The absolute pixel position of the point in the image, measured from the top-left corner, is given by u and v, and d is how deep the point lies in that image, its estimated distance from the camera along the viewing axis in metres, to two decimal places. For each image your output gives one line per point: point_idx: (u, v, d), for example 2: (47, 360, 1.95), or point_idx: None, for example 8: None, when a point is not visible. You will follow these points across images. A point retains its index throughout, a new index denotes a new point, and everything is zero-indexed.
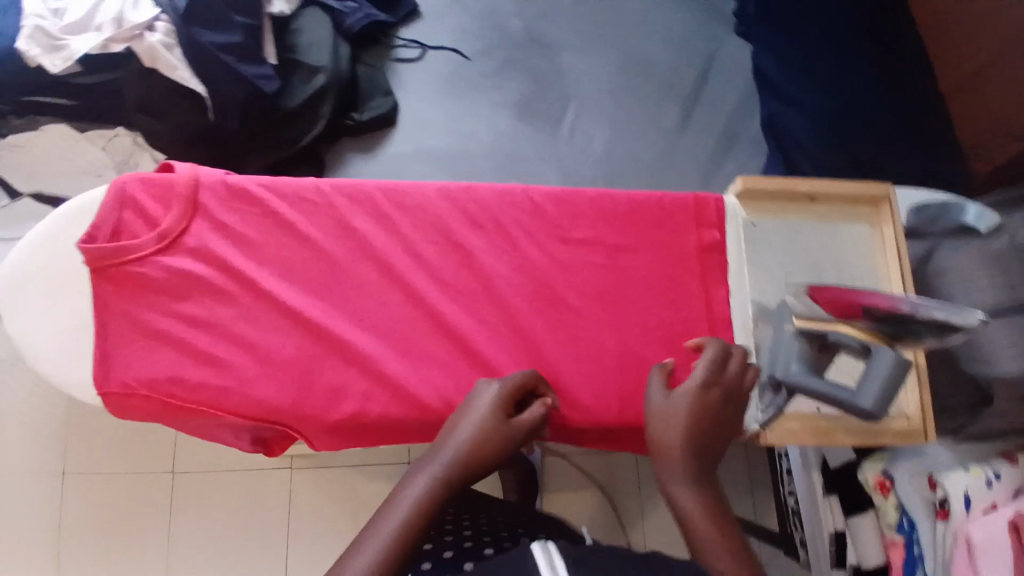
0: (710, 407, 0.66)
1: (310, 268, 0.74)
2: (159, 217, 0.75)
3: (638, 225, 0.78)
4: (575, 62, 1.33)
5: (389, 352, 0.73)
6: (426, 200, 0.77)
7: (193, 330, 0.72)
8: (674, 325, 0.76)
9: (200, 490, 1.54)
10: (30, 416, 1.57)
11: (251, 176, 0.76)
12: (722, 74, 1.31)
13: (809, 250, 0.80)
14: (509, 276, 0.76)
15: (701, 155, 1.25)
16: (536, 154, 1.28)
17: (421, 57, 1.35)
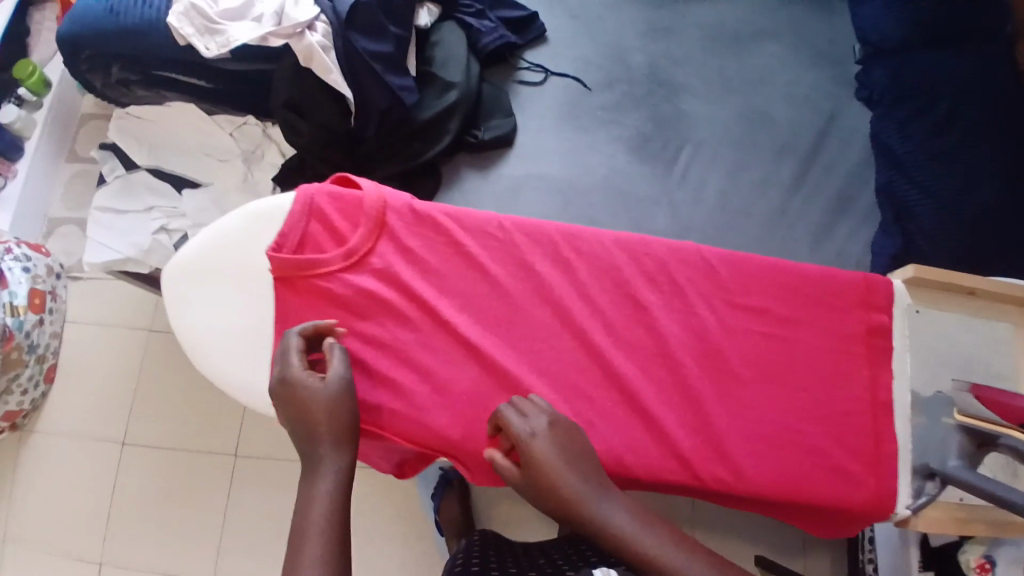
0: (560, 446, 0.73)
1: (498, 302, 0.85)
2: (346, 235, 0.85)
3: (804, 298, 0.84)
4: (696, 106, 1.35)
5: (553, 391, 0.82)
6: (602, 251, 0.86)
7: (377, 353, 0.83)
8: (837, 405, 0.82)
9: (256, 478, 1.52)
10: (99, 381, 1.59)
11: (436, 206, 0.87)
12: (840, 137, 1.33)
13: (942, 342, 0.87)
14: (682, 335, 0.84)
15: (814, 217, 1.27)
16: (651, 193, 1.28)
17: (543, 82, 1.36)
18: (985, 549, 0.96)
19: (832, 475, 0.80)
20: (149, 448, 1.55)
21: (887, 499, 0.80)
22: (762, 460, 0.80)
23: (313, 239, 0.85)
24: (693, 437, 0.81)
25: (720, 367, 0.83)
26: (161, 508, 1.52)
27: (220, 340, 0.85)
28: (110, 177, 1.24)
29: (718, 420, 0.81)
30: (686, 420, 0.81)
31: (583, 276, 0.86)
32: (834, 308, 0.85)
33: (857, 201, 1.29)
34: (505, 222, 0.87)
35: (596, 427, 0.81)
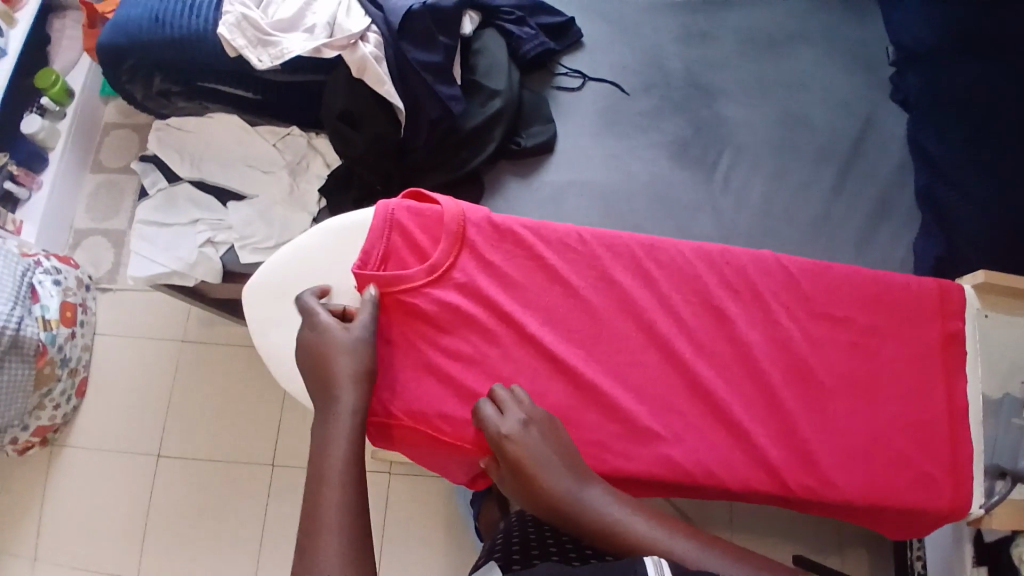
0: (537, 442, 0.78)
1: (586, 316, 0.92)
2: (429, 252, 0.92)
3: (885, 309, 0.91)
4: (734, 110, 1.35)
5: (638, 396, 0.89)
6: (682, 264, 0.94)
7: (462, 365, 0.88)
8: (916, 412, 0.89)
9: (293, 488, 1.51)
10: (130, 394, 1.58)
11: (516, 222, 0.93)
12: (878, 139, 1.34)
13: (1003, 342, 0.93)
14: (764, 345, 0.91)
15: (856, 219, 1.28)
16: (693, 198, 1.29)
17: (581, 88, 1.36)
18: None
19: (911, 479, 0.86)
20: (185, 460, 1.53)
21: (964, 503, 0.86)
22: (844, 460, 0.86)
23: (397, 254, 0.91)
24: (779, 444, 0.88)
25: (802, 376, 0.90)
26: (196, 522, 1.49)
27: (296, 351, 0.92)
28: (152, 189, 1.23)
29: (803, 427, 0.88)
30: (769, 426, 0.88)
31: (668, 291, 0.93)
32: (907, 318, 0.92)
33: (896, 203, 1.30)
34: (589, 239, 0.94)
35: (684, 430, 0.88)
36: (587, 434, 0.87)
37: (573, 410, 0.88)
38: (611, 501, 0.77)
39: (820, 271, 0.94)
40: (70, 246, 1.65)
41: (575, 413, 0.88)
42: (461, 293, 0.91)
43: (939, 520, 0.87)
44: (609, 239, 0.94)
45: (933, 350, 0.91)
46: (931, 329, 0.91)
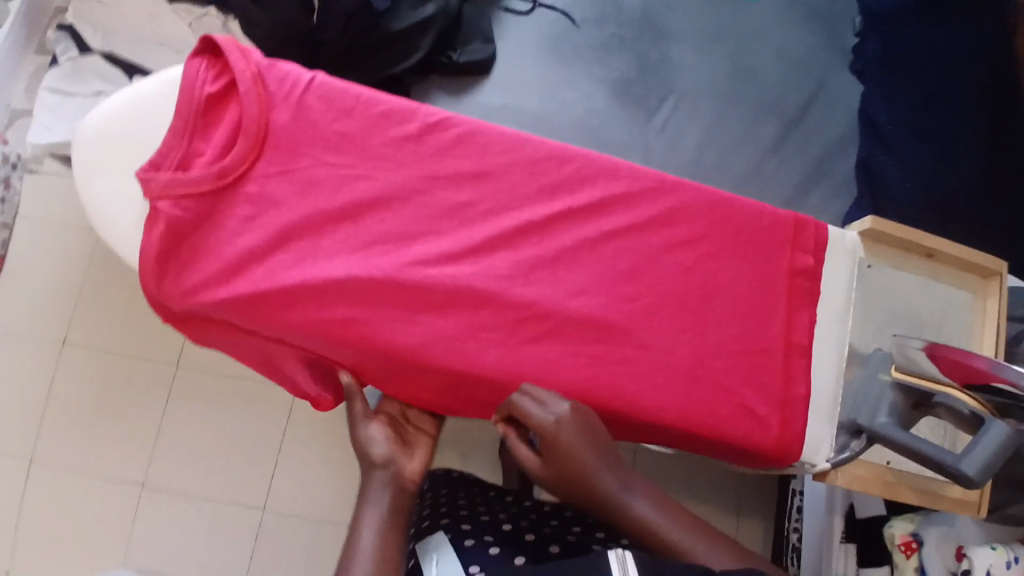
0: (585, 435, 0.65)
1: (394, 218, 0.70)
2: (218, 152, 0.69)
3: (730, 230, 0.73)
4: (684, 55, 1.28)
5: (429, 302, 0.69)
6: (501, 147, 0.72)
7: (214, 235, 0.69)
8: (747, 346, 0.72)
9: (202, 389, 1.33)
10: (29, 270, 1.35)
11: (314, 95, 0.71)
12: (827, 105, 1.26)
13: (914, 308, 0.78)
14: (588, 258, 0.72)
15: (792, 180, 1.22)
16: (625, 139, 1.22)
17: (530, 12, 1.29)
18: (914, 526, 0.86)
19: (731, 410, 0.71)
20: (92, 353, 1.33)
21: (793, 444, 0.72)
22: (664, 400, 0.69)
23: (186, 154, 0.69)
24: (580, 364, 0.70)
25: (630, 296, 0.71)
26: (90, 416, 1.30)
27: (120, 203, 0.71)
28: (61, 56, 1.16)
29: (625, 360, 0.70)
30: (584, 346, 0.70)
31: (495, 198, 0.72)
32: (765, 248, 0.73)
33: (834, 173, 1.23)
34: (413, 133, 0.71)
35: (491, 352, 0.69)
36: (393, 337, 0.68)
37: (364, 310, 0.69)
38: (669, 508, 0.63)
39: (670, 179, 0.74)
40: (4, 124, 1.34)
41: (361, 315, 0.68)
42: (256, 193, 0.69)
43: (761, 462, 0.73)
44: (436, 135, 0.72)
45: (774, 282, 0.74)
46: (776, 259, 0.73)
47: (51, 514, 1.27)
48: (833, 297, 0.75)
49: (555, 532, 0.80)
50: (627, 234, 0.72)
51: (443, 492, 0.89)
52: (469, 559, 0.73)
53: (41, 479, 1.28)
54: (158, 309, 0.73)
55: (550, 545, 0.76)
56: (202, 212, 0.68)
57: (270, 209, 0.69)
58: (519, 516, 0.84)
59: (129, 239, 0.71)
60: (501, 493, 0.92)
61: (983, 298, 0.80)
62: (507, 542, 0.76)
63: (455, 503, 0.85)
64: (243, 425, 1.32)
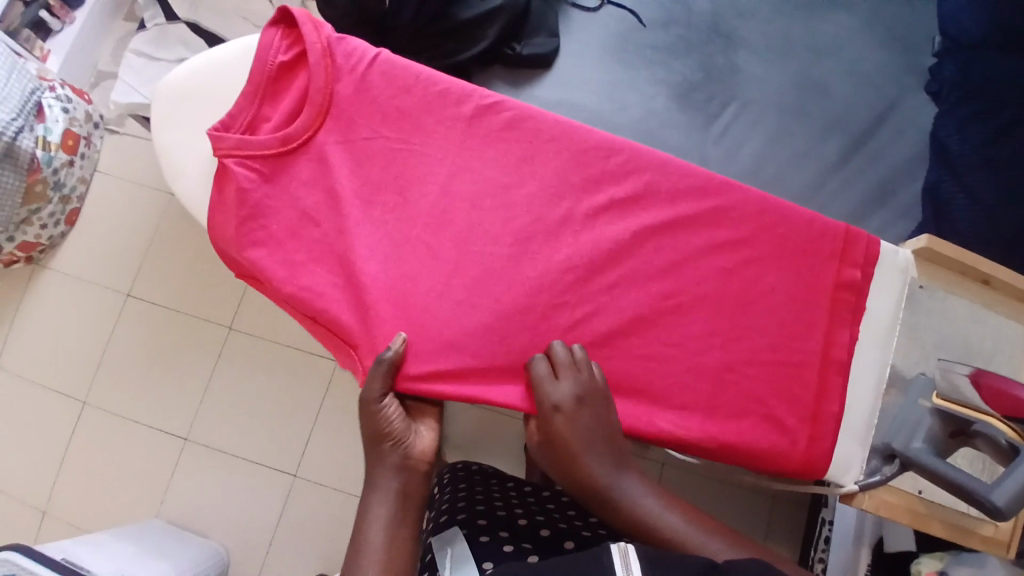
0: (590, 422, 0.65)
1: (442, 195, 0.72)
2: (285, 119, 0.72)
3: (777, 239, 0.72)
4: (752, 64, 1.25)
5: (467, 280, 0.71)
6: (553, 137, 0.74)
7: (268, 193, 0.71)
8: (782, 356, 0.71)
9: (251, 352, 1.38)
10: (104, 223, 1.44)
11: (377, 72, 0.73)
12: (898, 125, 1.21)
13: (967, 336, 0.75)
14: (628, 253, 0.72)
15: (853, 199, 1.18)
16: (680, 143, 1.21)
17: (598, 9, 1.29)
18: (942, 564, 0.84)
19: (755, 417, 0.70)
20: (153, 306, 1.40)
21: (820, 461, 0.71)
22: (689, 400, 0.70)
23: (254, 118, 0.72)
24: (609, 355, 0.70)
25: (666, 293, 0.71)
26: (148, 365, 1.38)
27: (190, 158, 0.75)
28: (150, 23, 1.24)
29: (655, 357, 0.70)
30: (613, 337, 0.70)
31: (541, 183, 0.73)
32: (807, 257, 0.73)
33: (899, 195, 1.18)
34: (468, 115, 0.74)
35: (522, 335, 0.70)
36: (428, 310, 0.70)
37: (404, 281, 0.70)
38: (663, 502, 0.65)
39: (719, 182, 0.74)
40: (89, 83, 1.43)
41: (401, 286, 0.70)
42: (314, 160, 0.72)
43: (787, 477, 0.72)
44: (491, 119, 0.74)
45: (817, 295, 0.73)
46: (822, 272, 0.72)
47: (109, 451, 1.36)
48: (879, 316, 0.73)
49: (570, 528, 0.80)
50: (670, 233, 0.73)
51: (464, 486, 0.90)
52: (481, 555, 0.73)
53: (98, 419, 1.37)
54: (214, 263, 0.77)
55: (563, 541, 0.76)
56: (264, 175, 0.71)
57: (324, 176, 0.72)
58: (536, 510, 0.84)
59: (194, 193, 0.74)
60: (519, 484, 0.93)
61: None
62: (523, 538, 0.76)
63: (475, 497, 0.86)
64: (284, 390, 1.36)
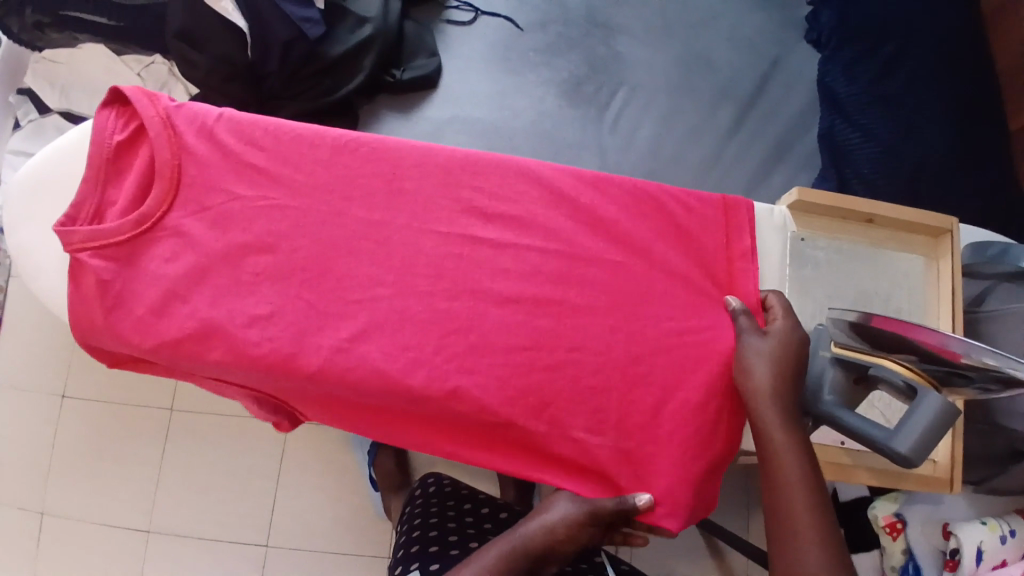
0: (801, 354, 0.65)
1: (308, 244, 0.70)
2: (135, 200, 0.70)
3: (654, 224, 0.72)
4: (633, 48, 1.25)
5: (351, 324, 0.68)
6: (415, 164, 0.72)
7: (132, 280, 0.68)
8: (680, 339, 0.70)
9: (204, 430, 1.26)
10: (17, 325, 1.29)
11: (222, 135, 0.71)
12: (784, 81, 1.23)
13: (859, 280, 0.75)
14: (511, 266, 0.71)
15: (755, 161, 1.18)
16: (577, 138, 1.20)
17: (472, 21, 1.27)
18: (896, 507, 0.90)
19: (663, 408, 0.69)
20: (97, 402, 1.27)
21: (734, 438, 0.69)
22: (598, 402, 0.68)
23: (99, 204, 0.69)
24: (508, 373, 0.68)
25: (553, 300, 0.70)
26: (98, 463, 1.24)
27: (47, 257, 0.72)
28: (22, 120, 1.18)
29: (553, 366, 0.69)
30: (510, 354, 0.68)
31: (409, 213, 0.71)
32: (688, 236, 0.72)
33: (798, 147, 1.20)
34: (324, 159, 0.72)
35: (413, 371, 0.67)
36: (315, 366, 0.67)
37: (284, 342, 0.67)
38: (810, 469, 0.58)
39: (591, 178, 0.73)
40: None
41: (283, 345, 0.67)
42: (170, 235, 0.69)
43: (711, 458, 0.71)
44: (347, 158, 0.72)
45: (708, 270, 0.72)
46: (707, 246, 0.72)
47: (60, 570, 1.21)
48: (766, 278, 0.73)
49: None
50: (550, 239, 0.72)
51: (433, 523, 0.90)
52: None
53: (59, 529, 1.22)
54: (98, 356, 0.74)
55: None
56: (122, 262, 0.68)
57: (184, 250, 0.69)
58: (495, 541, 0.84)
59: (56, 289, 0.72)
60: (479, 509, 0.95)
61: (935, 258, 0.76)
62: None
63: (445, 537, 0.88)
64: (240, 458, 1.25)
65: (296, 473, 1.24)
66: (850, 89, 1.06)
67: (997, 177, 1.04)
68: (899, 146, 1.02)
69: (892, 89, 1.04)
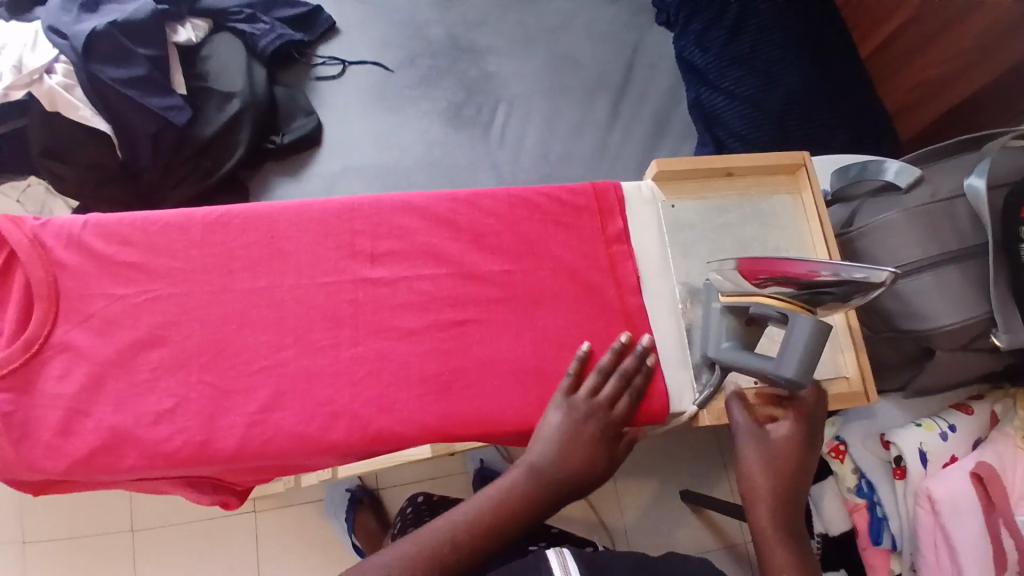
0: (798, 456, 0.64)
1: (204, 327, 0.70)
2: (20, 327, 0.69)
3: (535, 228, 0.76)
4: (502, 64, 1.28)
5: (264, 393, 0.68)
6: (293, 225, 0.74)
7: (30, 407, 0.66)
8: (585, 327, 0.73)
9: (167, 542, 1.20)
10: None
11: (95, 242, 0.71)
12: (647, 63, 1.30)
13: (735, 230, 0.79)
14: (410, 297, 0.72)
15: (640, 140, 1.23)
16: (470, 159, 1.19)
17: (341, 75, 1.24)
18: (836, 430, 0.94)
19: None
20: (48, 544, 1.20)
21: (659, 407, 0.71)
22: (523, 406, 0.69)
23: None
24: (429, 402, 0.69)
25: (457, 321, 0.72)
26: None
27: None
28: None
29: (471, 383, 0.70)
30: (427, 383, 0.69)
31: (298, 273, 0.72)
32: (568, 229, 0.76)
33: (674, 120, 1.25)
34: (200, 240, 0.72)
35: (334, 422, 0.67)
36: (236, 443, 0.66)
37: (200, 429, 0.66)
38: None
39: (468, 198, 0.76)
40: None
41: (200, 431, 0.66)
42: (63, 353, 0.68)
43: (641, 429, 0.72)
44: (224, 235, 0.73)
45: (594, 257, 0.76)
46: (588, 235, 0.76)
47: None
48: (648, 251, 0.77)
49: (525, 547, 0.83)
50: (441, 264, 0.74)
51: None
52: None
53: None
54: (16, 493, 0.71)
55: None
56: (17, 390, 0.67)
57: (80, 365, 0.68)
58: None
59: None
60: None
61: (800, 192, 0.81)
62: None
63: None
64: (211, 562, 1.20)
65: (272, 557, 1.21)
66: (705, 58, 1.12)
67: (853, 103, 1.12)
68: (761, 98, 1.08)
69: (740, 49, 1.12)
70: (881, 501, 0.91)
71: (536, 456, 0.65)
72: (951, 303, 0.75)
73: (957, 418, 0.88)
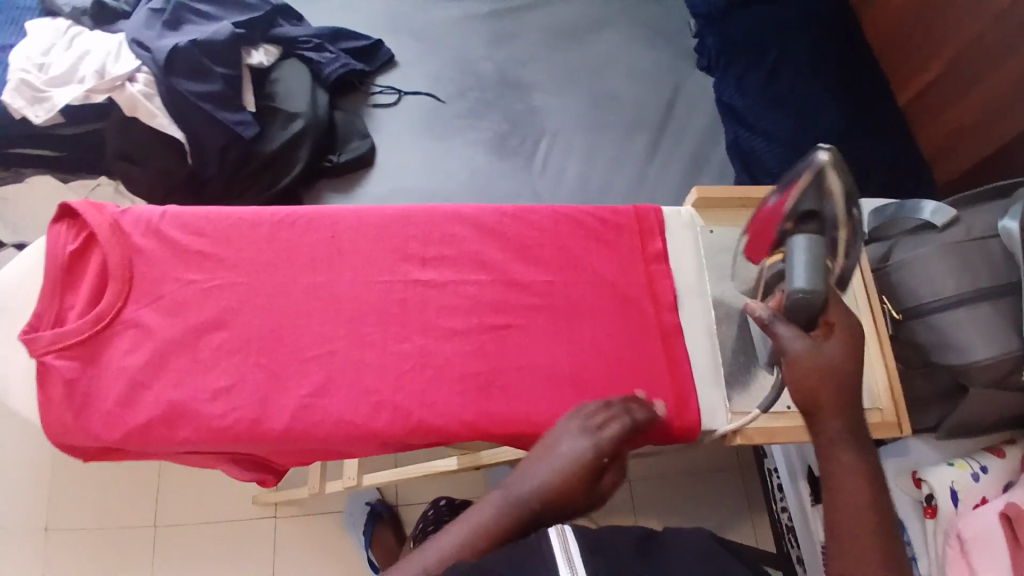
0: (846, 375, 0.57)
1: (262, 315, 0.74)
2: (93, 302, 0.74)
3: (576, 243, 0.80)
4: (548, 99, 1.34)
5: (312, 380, 0.72)
6: (350, 227, 0.79)
7: (96, 377, 0.71)
8: (620, 339, 0.76)
9: (189, 539, 1.22)
10: None
11: (169, 230, 0.77)
12: (686, 106, 1.35)
13: None
14: (455, 300, 0.76)
15: (677, 177, 1.27)
16: (512, 187, 1.25)
17: (396, 103, 1.32)
18: None
19: None
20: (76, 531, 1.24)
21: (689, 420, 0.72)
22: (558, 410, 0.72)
23: (59, 310, 0.74)
24: (467, 399, 0.71)
25: (498, 325, 0.75)
26: None
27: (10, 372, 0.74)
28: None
29: (508, 385, 0.73)
30: (466, 381, 0.72)
31: (352, 271, 0.77)
32: (608, 247, 0.80)
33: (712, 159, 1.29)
34: (265, 235, 0.78)
35: (376, 412, 0.70)
36: (283, 425, 0.70)
37: (250, 408, 0.70)
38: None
39: (515, 212, 0.81)
40: None
41: (249, 411, 0.70)
42: (130, 329, 0.73)
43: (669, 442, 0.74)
44: (287, 232, 0.78)
45: (632, 275, 0.79)
46: (628, 254, 0.80)
47: None
48: (686, 273, 0.81)
49: None
50: (486, 271, 0.78)
51: None
52: None
53: None
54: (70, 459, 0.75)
55: None
56: (85, 360, 0.72)
57: (144, 341, 0.73)
58: None
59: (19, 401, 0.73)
60: None
61: None
62: None
63: None
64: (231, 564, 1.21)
65: (290, 561, 1.22)
66: (744, 102, 1.17)
67: (888, 151, 1.15)
68: (797, 141, 1.13)
69: (778, 94, 1.17)
70: (911, 541, 0.90)
71: (523, 487, 0.58)
72: (987, 338, 0.76)
73: (990, 460, 0.87)
